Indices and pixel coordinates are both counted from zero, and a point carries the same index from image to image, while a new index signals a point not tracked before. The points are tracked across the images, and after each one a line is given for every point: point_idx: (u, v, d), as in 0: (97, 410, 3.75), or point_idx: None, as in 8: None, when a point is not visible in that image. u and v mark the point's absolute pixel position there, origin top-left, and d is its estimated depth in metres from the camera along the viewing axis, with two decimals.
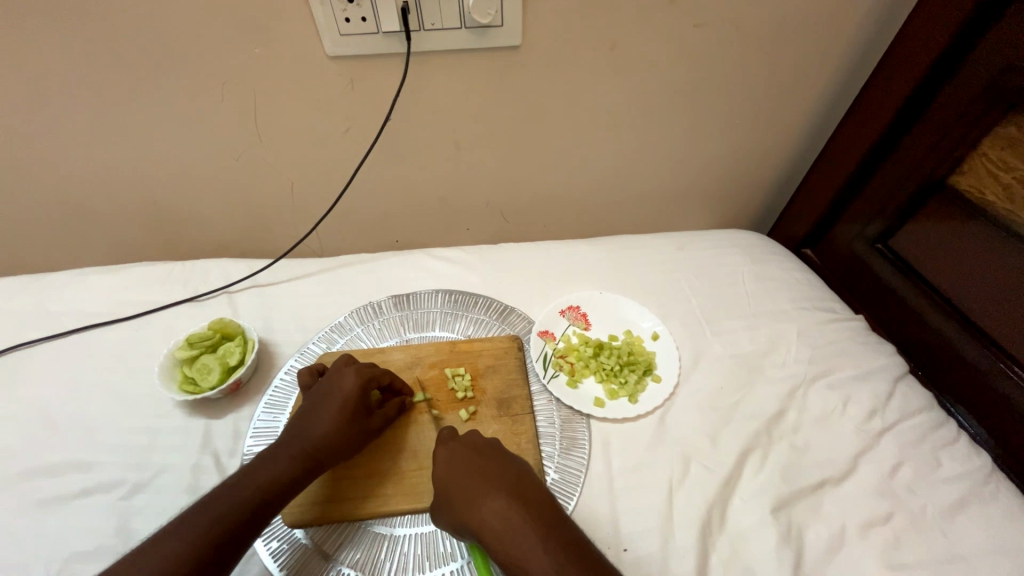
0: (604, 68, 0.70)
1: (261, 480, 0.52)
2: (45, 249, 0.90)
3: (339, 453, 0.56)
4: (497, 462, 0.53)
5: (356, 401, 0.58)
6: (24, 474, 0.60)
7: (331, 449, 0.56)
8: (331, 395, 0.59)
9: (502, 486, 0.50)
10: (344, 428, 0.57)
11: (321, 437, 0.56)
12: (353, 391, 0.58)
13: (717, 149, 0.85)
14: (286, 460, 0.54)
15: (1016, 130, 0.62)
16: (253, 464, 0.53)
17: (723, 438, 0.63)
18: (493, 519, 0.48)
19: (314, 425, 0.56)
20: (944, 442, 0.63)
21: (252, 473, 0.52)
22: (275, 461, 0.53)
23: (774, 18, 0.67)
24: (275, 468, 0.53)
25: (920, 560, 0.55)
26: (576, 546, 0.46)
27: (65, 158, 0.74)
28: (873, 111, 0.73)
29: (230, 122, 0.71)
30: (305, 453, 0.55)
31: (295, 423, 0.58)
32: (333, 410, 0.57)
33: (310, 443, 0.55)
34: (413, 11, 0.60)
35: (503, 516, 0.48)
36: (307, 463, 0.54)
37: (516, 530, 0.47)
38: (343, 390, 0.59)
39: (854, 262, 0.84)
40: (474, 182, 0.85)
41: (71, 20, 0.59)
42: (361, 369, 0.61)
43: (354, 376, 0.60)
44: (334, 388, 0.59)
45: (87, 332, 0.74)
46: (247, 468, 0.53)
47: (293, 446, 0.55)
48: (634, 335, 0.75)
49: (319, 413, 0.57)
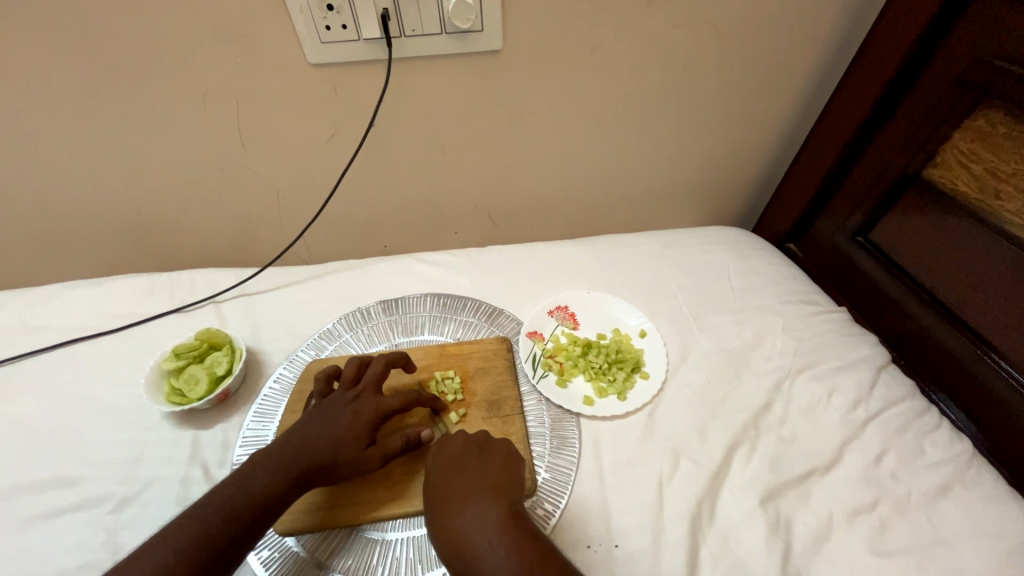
0: (584, 71, 0.71)
1: (254, 487, 0.51)
2: (27, 263, 0.89)
3: (329, 476, 0.54)
4: (471, 474, 0.52)
5: (364, 433, 0.56)
6: (8, 492, 0.59)
7: (326, 471, 0.54)
8: (342, 419, 0.57)
9: (468, 498, 0.49)
10: (341, 457, 0.54)
11: (318, 458, 0.54)
12: (366, 421, 0.56)
13: (699, 147, 0.86)
14: (280, 471, 0.53)
15: (986, 123, 0.64)
16: (249, 469, 0.53)
17: (711, 432, 0.64)
18: (456, 534, 0.46)
19: (315, 440, 0.55)
20: (927, 430, 0.65)
21: (248, 480, 0.52)
22: (268, 467, 0.53)
23: (751, 17, 0.68)
24: (265, 477, 0.52)
25: (906, 546, 0.55)
26: (543, 557, 0.43)
27: (48, 171, 0.74)
28: (849, 108, 0.75)
29: (213, 132, 0.72)
30: (300, 470, 0.53)
31: (298, 432, 0.56)
32: (339, 433, 0.55)
33: (307, 461, 0.54)
34: (393, 17, 0.61)
35: (464, 530, 0.46)
36: (300, 479, 0.53)
37: (473, 540, 0.45)
38: (358, 420, 0.56)
39: (836, 256, 0.85)
40: (460, 186, 0.86)
41: (48, 33, 0.58)
42: (380, 402, 0.58)
43: (371, 407, 0.57)
44: (348, 413, 0.57)
45: (71, 346, 0.73)
46: (241, 472, 0.53)
47: (290, 460, 0.54)
48: (622, 333, 0.75)
49: (325, 431, 0.55)
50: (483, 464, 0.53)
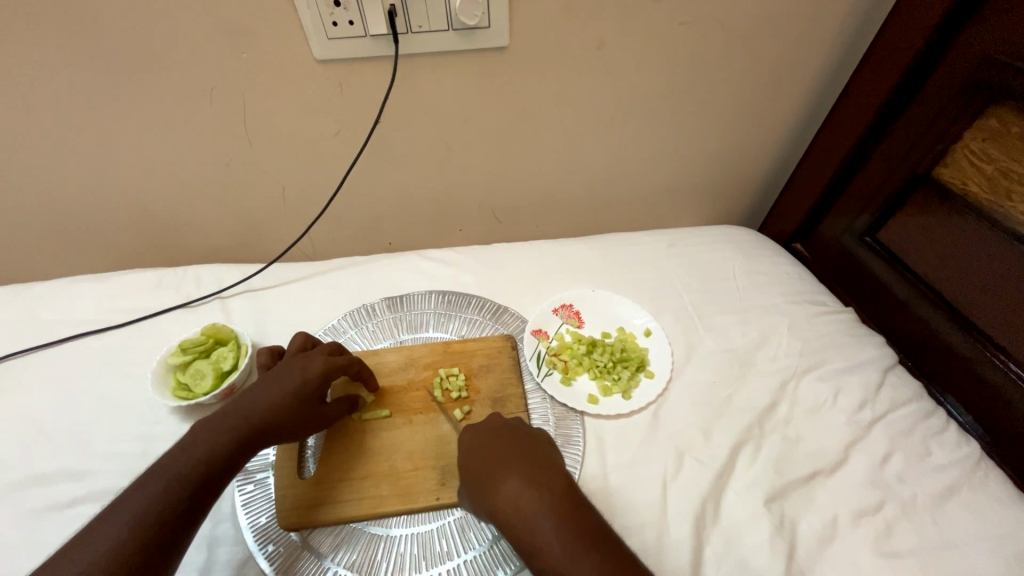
0: (592, 68, 0.71)
1: (205, 448, 0.49)
2: (36, 257, 0.90)
3: (283, 428, 0.54)
4: (514, 449, 0.52)
5: (316, 385, 0.57)
6: (15, 484, 0.60)
7: (274, 424, 0.54)
8: (290, 374, 0.57)
9: (517, 468, 0.49)
10: (295, 409, 0.55)
11: (270, 410, 0.54)
12: (317, 374, 0.57)
13: (705, 146, 0.85)
14: (225, 429, 0.51)
15: (997, 122, 0.63)
16: (189, 436, 0.51)
17: (716, 432, 0.64)
18: (509, 503, 0.47)
19: (265, 394, 0.54)
20: (933, 431, 0.64)
21: (190, 446, 0.49)
22: (219, 430, 0.51)
23: (760, 14, 0.67)
24: (213, 437, 0.50)
25: (912, 548, 0.55)
26: (592, 532, 0.45)
27: (56, 166, 0.74)
28: (858, 106, 0.74)
29: (219, 127, 0.72)
30: (248, 426, 0.52)
31: (245, 391, 0.55)
32: (290, 385, 0.55)
33: (254, 416, 0.53)
34: (400, 13, 0.60)
35: (517, 498, 0.47)
36: (247, 434, 0.52)
37: (520, 508, 0.47)
38: (305, 373, 0.57)
39: (843, 256, 0.84)
40: (465, 183, 0.86)
41: (55, 27, 0.59)
42: (329, 356, 0.59)
43: (319, 362, 0.58)
44: (298, 366, 0.57)
45: (79, 341, 0.74)
46: (182, 442, 0.50)
47: (235, 416, 0.52)
48: (627, 332, 0.75)
49: (275, 385, 0.55)
50: (526, 438, 0.54)
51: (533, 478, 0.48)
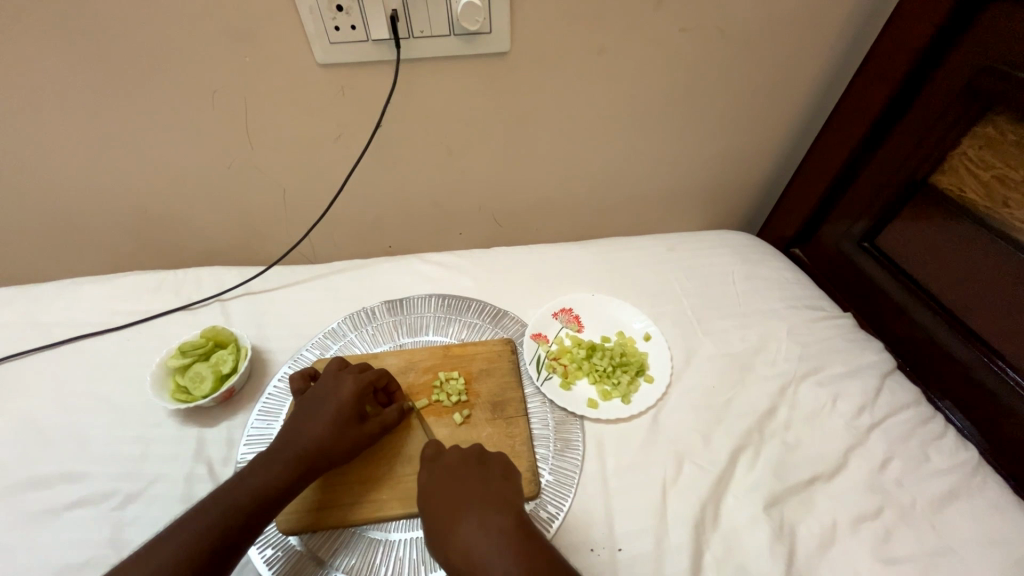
0: (592, 73, 0.71)
1: (255, 484, 0.52)
2: (36, 259, 0.90)
3: (333, 459, 0.56)
4: (476, 486, 0.52)
5: (351, 407, 0.58)
6: (13, 487, 0.60)
7: (325, 453, 0.55)
8: (327, 400, 0.59)
9: (475, 512, 0.48)
10: (337, 434, 0.56)
11: (314, 441, 0.55)
12: (349, 396, 0.59)
13: (705, 151, 0.86)
14: (279, 463, 0.54)
15: (994, 130, 0.64)
16: (245, 471, 0.53)
17: (715, 436, 0.64)
18: (463, 547, 0.46)
19: (308, 428, 0.56)
20: (932, 437, 0.64)
21: (247, 479, 0.52)
22: (268, 468, 0.53)
23: (758, 20, 0.68)
24: (268, 474, 0.53)
25: (910, 553, 0.55)
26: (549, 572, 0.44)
27: (57, 169, 0.74)
28: (855, 113, 0.75)
29: (221, 131, 0.72)
30: (300, 457, 0.54)
31: (289, 426, 0.57)
32: (328, 414, 0.57)
33: (303, 449, 0.55)
34: (402, 19, 0.61)
35: (472, 542, 0.46)
36: (301, 465, 0.54)
37: (475, 556, 0.45)
38: (340, 396, 0.59)
39: (841, 261, 0.85)
40: (465, 187, 0.86)
41: (57, 31, 0.59)
42: (358, 376, 0.61)
43: (351, 382, 0.60)
44: (330, 394, 0.59)
45: (77, 343, 0.74)
46: (238, 477, 0.52)
47: (288, 451, 0.55)
48: (626, 336, 0.75)
49: (314, 417, 0.57)
50: (484, 479, 0.53)
51: (487, 524, 0.47)
